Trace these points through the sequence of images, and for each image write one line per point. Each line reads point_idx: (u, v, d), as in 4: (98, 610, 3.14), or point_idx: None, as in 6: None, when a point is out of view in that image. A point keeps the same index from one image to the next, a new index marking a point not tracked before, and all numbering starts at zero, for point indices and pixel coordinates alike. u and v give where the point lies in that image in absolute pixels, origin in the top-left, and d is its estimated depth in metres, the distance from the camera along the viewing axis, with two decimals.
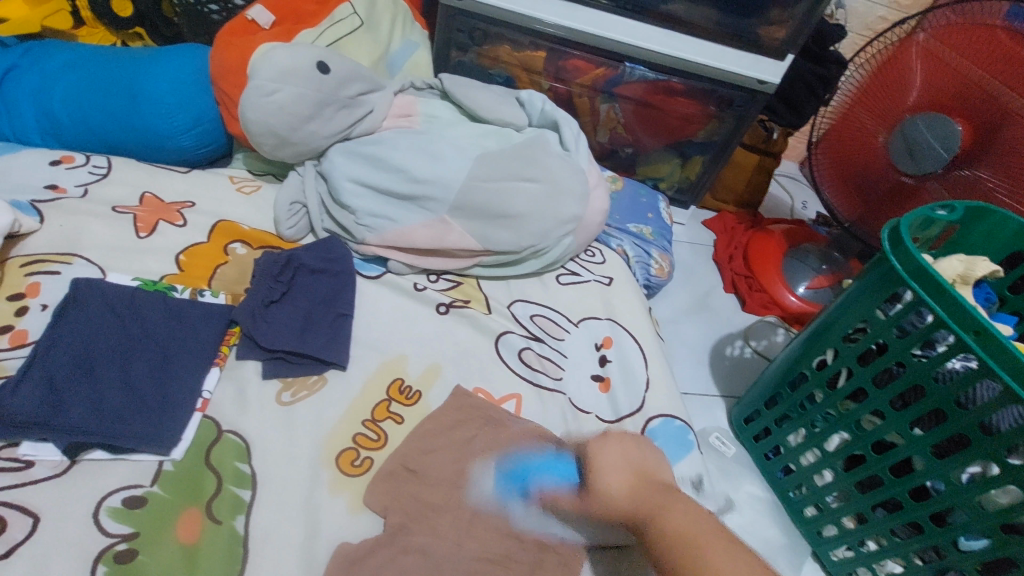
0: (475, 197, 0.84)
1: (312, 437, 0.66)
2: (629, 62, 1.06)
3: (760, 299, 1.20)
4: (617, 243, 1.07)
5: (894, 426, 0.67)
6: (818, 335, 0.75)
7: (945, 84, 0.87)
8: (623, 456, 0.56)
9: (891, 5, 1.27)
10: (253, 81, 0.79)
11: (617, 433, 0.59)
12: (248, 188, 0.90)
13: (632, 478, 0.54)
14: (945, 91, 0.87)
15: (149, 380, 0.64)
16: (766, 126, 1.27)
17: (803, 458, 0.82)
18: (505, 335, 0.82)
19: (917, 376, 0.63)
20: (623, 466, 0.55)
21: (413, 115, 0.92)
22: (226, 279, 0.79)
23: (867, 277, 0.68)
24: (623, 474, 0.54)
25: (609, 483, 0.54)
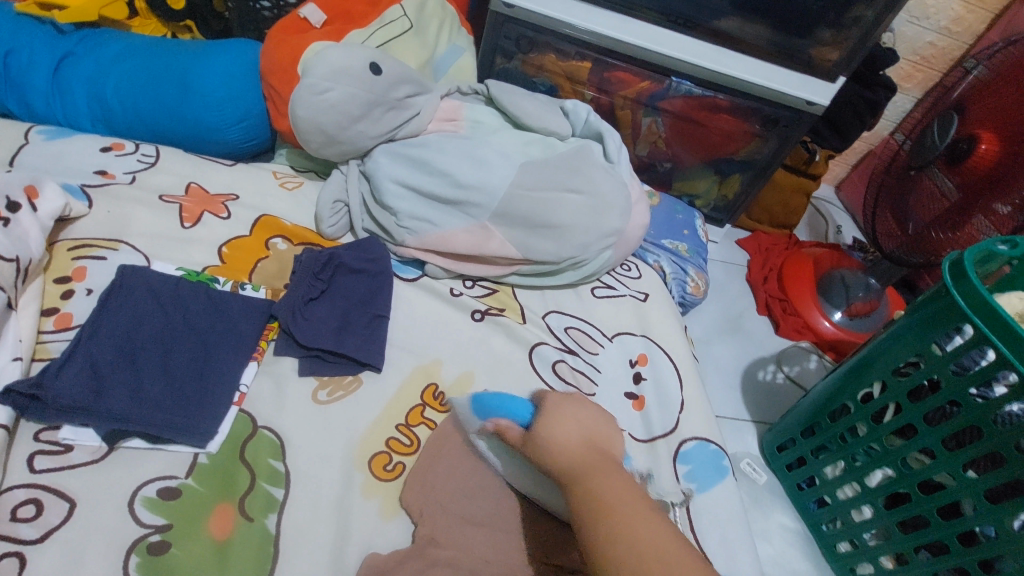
0: (517, 205, 0.83)
1: (346, 439, 0.65)
2: (675, 78, 1.05)
3: (794, 323, 1.17)
4: (653, 258, 1.05)
5: (945, 467, 0.63)
6: (865, 366, 0.73)
7: (994, 108, 0.91)
8: (583, 419, 0.53)
9: (944, 30, 1.24)
10: (307, 80, 0.79)
11: (577, 397, 0.56)
12: (291, 184, 0.91)
13: (579, 443, 0.51)
14: (992, 114, 0.91)
15: (188, 371, 0.64)
16: (809, 147, 1.22)
17: (840, 492, 0.78)
18: (539, 346, 0.81)
19: (976, 418, 0.60)
20: (577, 429, 0.52)
21: (458, 120, 0.92)
22: (266, 273, 0.79)
23: (924, 309, 0.65)
24: (572, 433, 0.51)
25: (556, 437, 0.51)
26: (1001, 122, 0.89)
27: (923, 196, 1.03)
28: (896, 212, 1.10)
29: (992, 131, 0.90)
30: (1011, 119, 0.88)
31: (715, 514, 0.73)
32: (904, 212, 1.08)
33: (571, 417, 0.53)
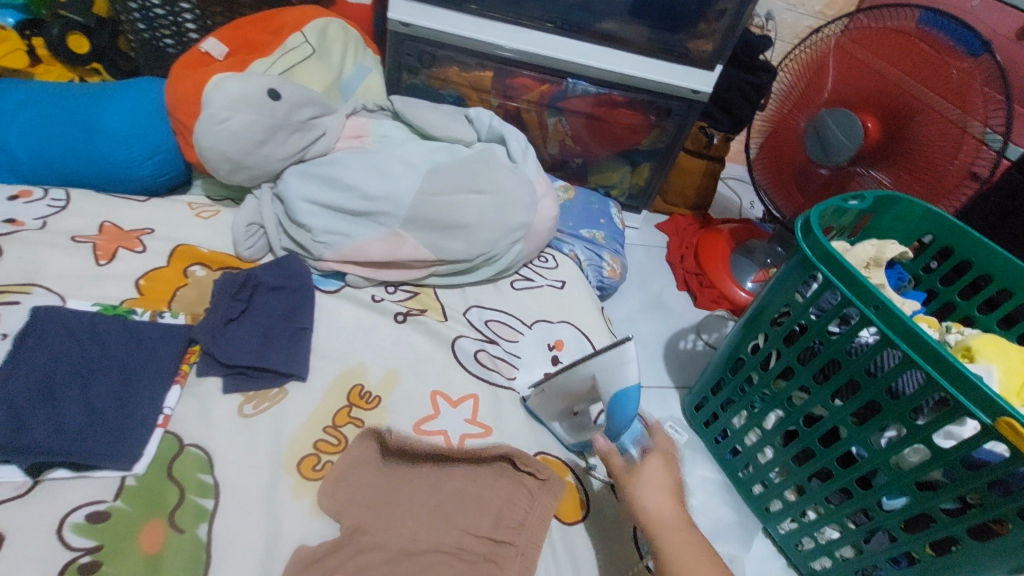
0: (426, 210, 0.88)
1: (274, 445, 0.68)
2: (572, 79, 1.14)
3: (710, 294, 1.26)
4: (569, 248, 1.12)
5: (818, 399, 0.71)
6: (751, 321, 0.81)
7: (870, 84, 0.92)
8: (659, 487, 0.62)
9: (815, 15, 1.36)
10: (206, 110, 0.82)
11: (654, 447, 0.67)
12: (207, 213, 0.93)
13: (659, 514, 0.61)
14: (874, 90, 0.92)
15: (110, 400, 0.66)
16: (707, 132, 1.33)
17: (748, 439, 0.86)
18: (459, 339, 0.86)
19: (833, 352, 0.68)
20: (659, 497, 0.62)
21: (365, 136, 0.97)
22: (186, 300, 0.81)
23: (787, 263, 0.74)
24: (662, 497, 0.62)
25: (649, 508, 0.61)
26: (884, 100, 0.91)
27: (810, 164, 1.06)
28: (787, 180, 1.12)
29: (875, 110, 0.92)
30: (892, 99, 0.90)
31: None
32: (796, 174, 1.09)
33: (653, 490, 0.62)
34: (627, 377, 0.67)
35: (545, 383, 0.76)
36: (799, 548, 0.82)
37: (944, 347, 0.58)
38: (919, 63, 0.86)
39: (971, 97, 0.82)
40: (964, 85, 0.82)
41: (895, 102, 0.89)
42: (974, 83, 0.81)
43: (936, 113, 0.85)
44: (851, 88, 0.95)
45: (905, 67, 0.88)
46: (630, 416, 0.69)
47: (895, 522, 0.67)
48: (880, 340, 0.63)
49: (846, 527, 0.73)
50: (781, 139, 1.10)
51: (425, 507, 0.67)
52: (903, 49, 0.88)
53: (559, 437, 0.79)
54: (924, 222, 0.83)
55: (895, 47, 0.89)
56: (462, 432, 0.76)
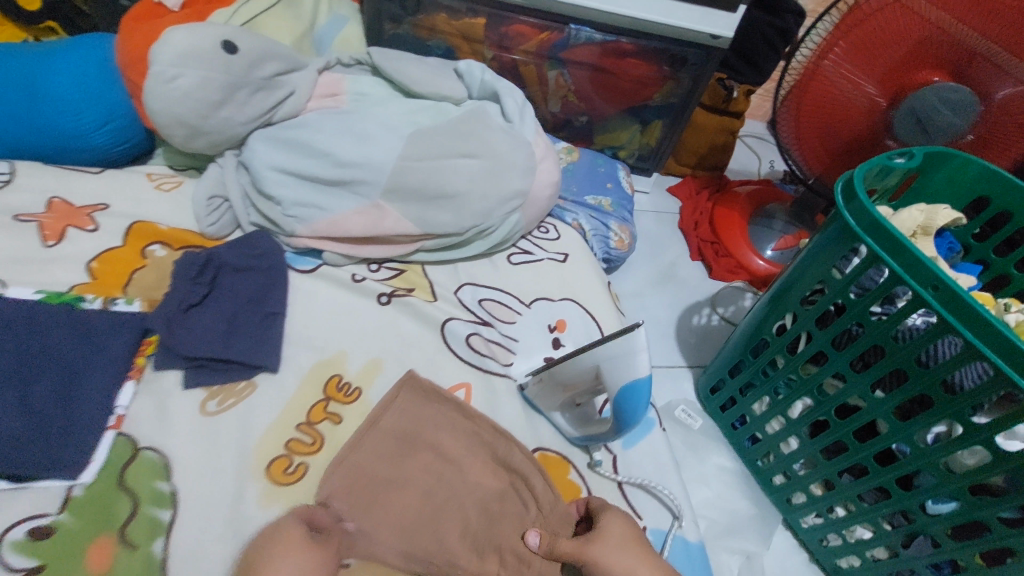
0: (409, 178, 0.78)
1: (240, 447, 0.61)
2: (574, 24, 1.00)
3: (727, 265, 1.15)
4: (572, 216, 1.02)
5: (856, 389, 0.62)
6: (777, 299, 0.71)
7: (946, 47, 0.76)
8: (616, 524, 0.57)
9: None
10: (153, 67, 0.72)
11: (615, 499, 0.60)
12: (168, 185, 0.84)
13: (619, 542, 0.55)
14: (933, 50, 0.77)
15: (53, 401, 0.58)
16: (726, 84, 1.19)
17: (769, 426, 0.78)
18: (449, 322, 0.77)
19: (876, 337, 0.59)
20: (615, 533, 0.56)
21: (340, 94, 0.86)
22: (143, 284, 0.73)
23: (825, 234, 0.63)
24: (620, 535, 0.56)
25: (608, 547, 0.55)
26: (944, 59, 0.78)
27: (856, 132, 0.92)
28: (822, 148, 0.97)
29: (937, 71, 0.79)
30: (957, 59, 0.77)
31: (643, 471, 0.71)
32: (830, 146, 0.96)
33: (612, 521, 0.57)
34: (637, 369, 0.56)
35: (544, 371, 0.67)
36: (823, 543, 0.75)
37: (1017, 336, 0.49)
38: (988, 12, 0.72)
39: None
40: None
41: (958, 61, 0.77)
42: None
43: (1001, 68, 0.75)
44: (903, 50, 0.79)
45: (970, 19, 0.73)
46: (642, 412, 0.59)
47: (939, 528, 0.59)
48: (937, 326, 0.53)
49: (880, 528, 0.66)
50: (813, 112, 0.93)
51: (421, 508, 0.63)
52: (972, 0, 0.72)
53: (561, 429, 0.71)
54: (980, 183, 0.72)
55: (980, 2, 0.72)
56: None
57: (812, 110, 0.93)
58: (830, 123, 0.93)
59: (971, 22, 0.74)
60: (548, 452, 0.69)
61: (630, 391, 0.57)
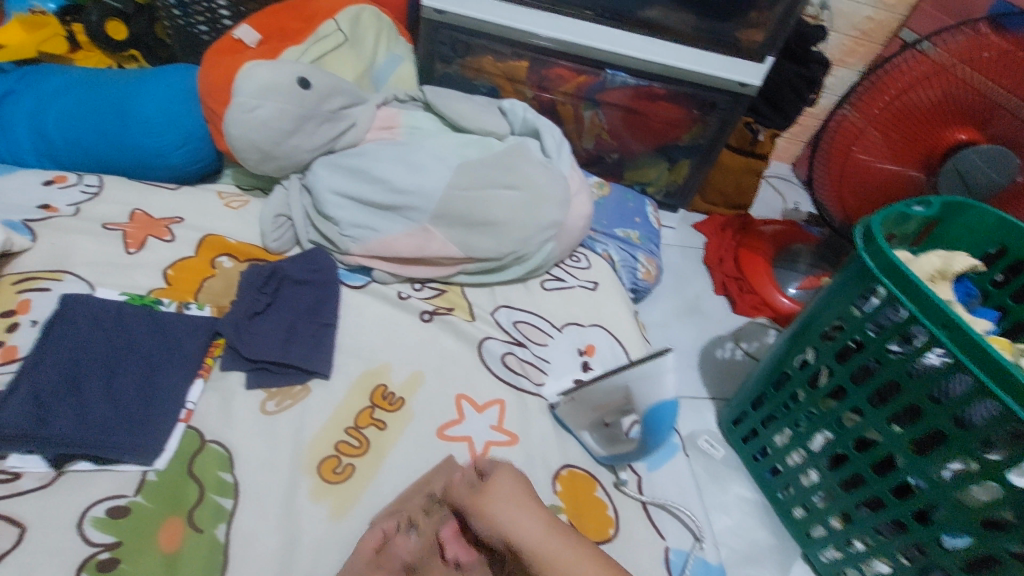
0: (455, 206, 0.85)
1: (295, 446, 0.67)
2: (610, 70, 1.08)
3: (750, 300, 1.19)
4: (603, 248, 1.07)
5: (873, 423, 0.65)
6: (797, 334, 0.75)
7: (976, 104, 0.85)
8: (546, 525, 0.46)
9: (874, 5, 1.29)
10: (236, 98, 0.81)
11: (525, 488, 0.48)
12: (236, 203, 0.92)
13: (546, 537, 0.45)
14: (964, 105, 0.86)
15: (133, 392, 0.65)
16: (752, 127, 1.25)
17: (790, 458, 0.80)
18: (485, 341, 0.82)
19: (893, 373, 0.63)
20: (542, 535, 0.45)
21: (395, 127, 0.94)
22: (212, 291, 0.80)
23: (843, 274, 0.68)
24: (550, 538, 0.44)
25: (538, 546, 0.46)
26: (971, 115, 0.86)
27: (893, 183, 0.99)
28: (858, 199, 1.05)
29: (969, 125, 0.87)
30: (985, 113, 0.85)
31: (666, 492, 0.74)
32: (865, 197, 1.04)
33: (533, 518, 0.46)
34: (665, 390, 0.60)
35: (576, 391, 0.71)
36: None
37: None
38: (1014, 73, 0.82)
39: None
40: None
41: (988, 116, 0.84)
42: None
43: None
44: (935, 107, 0.89)
45: (997, 80, 0.83)
46: (666, 431, 0.62)
47: (955, 561, 0.62)
48: (950, 363, 0.57)
49: (898, 562, 0.68)
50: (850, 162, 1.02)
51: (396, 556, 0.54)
52: (1002, 64, 0.82)
53: (589, 448, 0.74)
54: (999, 228, 0.76)
55: (1006, 67, 0.82)
56: (486, 440, 0.72)
57: (850, 163, 1.02)
58: (867, 175, 1.01)
59: (1001, 83, 0.83)
60: (577, 469, 0.73)
61: (660, 410, 0.61)
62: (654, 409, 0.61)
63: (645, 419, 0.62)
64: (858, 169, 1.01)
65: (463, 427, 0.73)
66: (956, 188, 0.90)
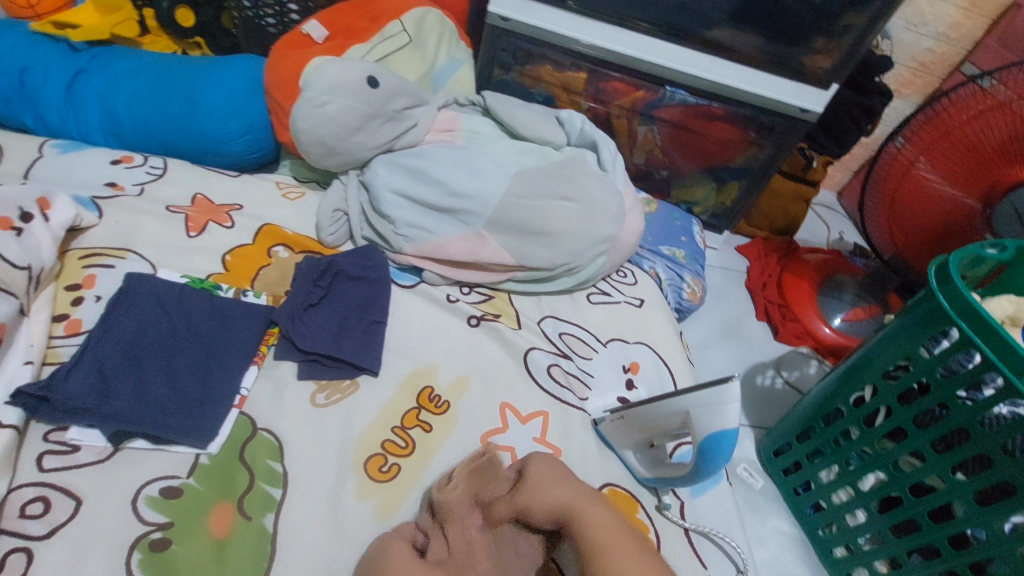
0: (511, 213, 0.85)
1: (342, 441, 0.67)
2: (669, 87, 1.07)
3: (793, 329, 1.17)
4: (650, 264, 1.06)
5: (934, 469, 0.63)
6: (856, 370, 0.73)
7: None
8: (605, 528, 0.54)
9: (940, 38, 1.26)
10: (306, 93, 0.82)
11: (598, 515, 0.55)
12: (293, 194, 0.93)
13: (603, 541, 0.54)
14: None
15: (191, 375, 0.66)
16: (806, 153, 1.22)
17: (835, 496, 0.78)
18: (531, 351, 0.82)
19: (961, 420, 0.60)
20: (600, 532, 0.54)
21: (454, 131, 0.94)
22: (268, 280, 0.81)
23: (912, 313, 0.66)
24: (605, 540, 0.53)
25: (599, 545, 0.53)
26: None
27: (947, 217, 0.96)
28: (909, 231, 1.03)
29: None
30: None
31: (708, 520, 0.72)
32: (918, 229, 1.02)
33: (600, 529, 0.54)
34: (726, 420, 0.59)
35: (626, 410, 0.70)
36: None
37: None
38: None
39: None
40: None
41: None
42: None
43: None
44: (998, 145, 0.85)
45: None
46: (721, 462, 0.61)
47: None
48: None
49: None
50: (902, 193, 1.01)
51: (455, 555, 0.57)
52: None
53: (632, 467, 0.73)
54: None
55: None
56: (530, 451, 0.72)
57: (902, 192, 1.00)
58: (919, 206, 0.99)
59: None
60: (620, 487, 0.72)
61: (719, 438, 0.60)
62: (713, 437, 0.60)
63: (700, 446, 0.61)
64: (909, 199, 1.00)
65: (507, 436, 0.72)
66: (1011, 228, 0.87)
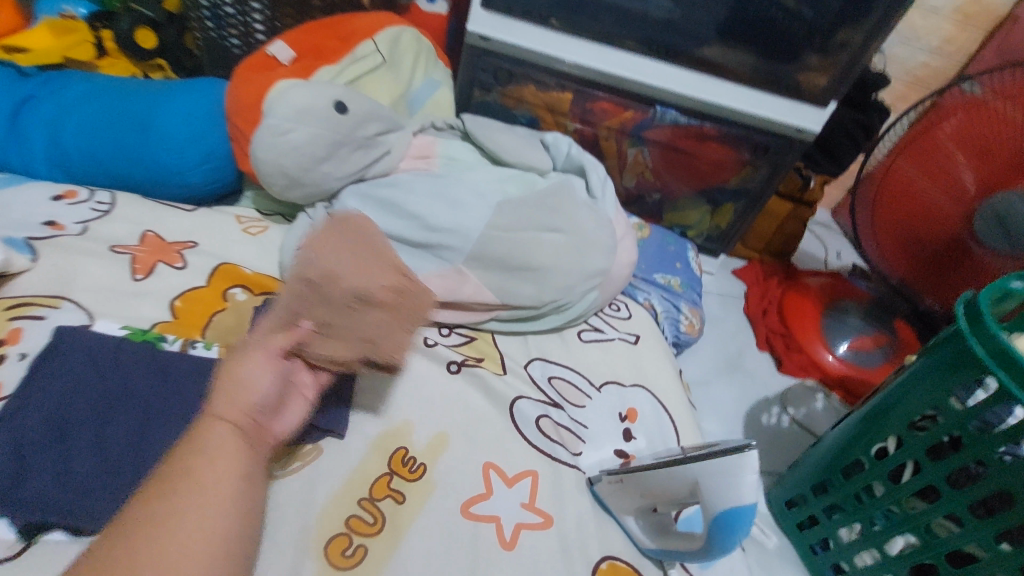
0: (495, 247, 0.78)
1: (301, 518, 0.58)
2: (660, 107, 1.02)
3: (798, 360, 1.10)
4: (644, 296, 0.99)
5: (975, 537, 0.56)
6: (876, 418, 0.66)
7: None
8: None
9: (936, 52, 1.23)
10: (267, 120, 0.74)
11: None
12: (255, 229, 0.85)
13: None
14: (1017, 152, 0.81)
15: (124, 447, 0.57)
16: (803, 172, 1.17)
17: (858, 558, 0.71)
18: (517, 401, 0.74)
19: (1005, 485, 0.54)
20: None
21: (431, 157, 0.87)
22: (220, 328, 0.72)
23: (937, 356, 0.59)
24: None
25: None
26: None
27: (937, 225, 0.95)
28: (902, 241, 1.02)
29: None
30: None
31: None
32: (909, 239, 1.01)
33: None
34: (743, 495, 0.53)
35: (624, 472, 0.62)
36: None
37: None
38: None
39: None
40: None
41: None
42: None
43: None
44: (991, 154, 0.84)
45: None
46: (736, 538, 0.54)
47: None
48: None
49: None
50: (896, 204, 0.99)
51: None
52: None
53: (634, 537, 0.65)
54: None
55: None
56: (516, 521, 0.63)
57: (892, 201, 1.00)
58: (910, 215, 0.98)
59: None
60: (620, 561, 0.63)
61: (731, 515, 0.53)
62: (722, 513, 0.53)
63: (715, 523, 0.54)
64: (901, 206, 0.99)
65: (491, 504, 0.64)
66: (998, 235, 0.85)
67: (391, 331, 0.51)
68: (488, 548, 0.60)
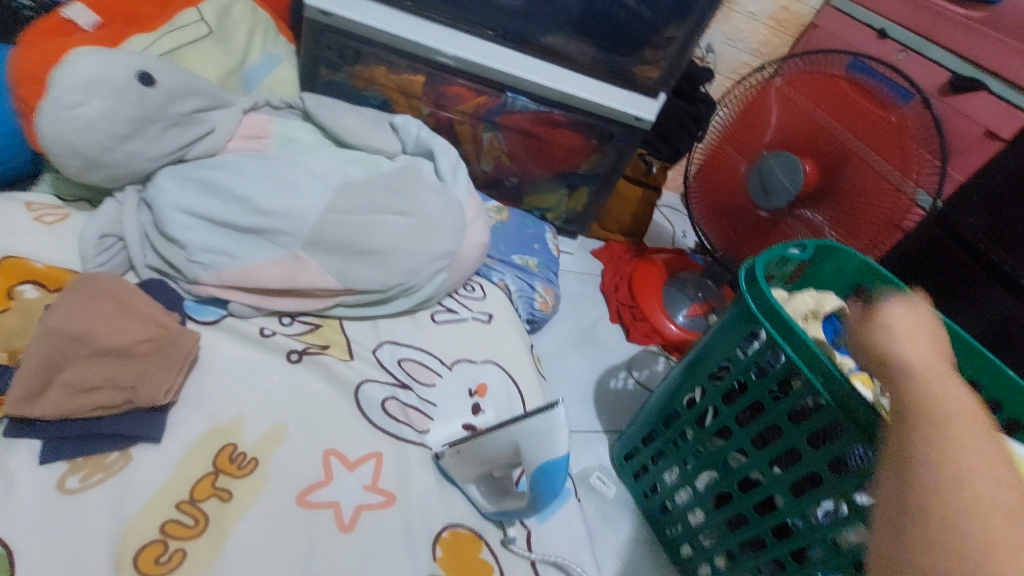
0: (334, 231, 0.76)
1: (107, 529, 0.53)
2: (511, 93, 1.04)
3: (642, 328, 1.21)
4: (499, 276, 1.02)
5: (756, 465, 0.65)
6: (689, 371, 0.75)
7: (806, 129, 0.96)
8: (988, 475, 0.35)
9: (754, 52, 1.40)
10: (49, 91, 0.64)
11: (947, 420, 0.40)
12: (51, 218, 0.75)
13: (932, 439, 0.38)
14: (797, 132, 0.98)
15: None
16: (645, 159, 1.29)
17: (678, 496, 0.80)
18: (364, 385, 0.73)
19: (774, 418, 0.63)
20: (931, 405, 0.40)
21: (265, 137, 0.83)
22: (4, 331, 0.63)
23: (727, 316, 0.69)
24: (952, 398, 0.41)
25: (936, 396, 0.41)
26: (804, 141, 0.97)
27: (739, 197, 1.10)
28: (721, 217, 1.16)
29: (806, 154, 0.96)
30: (810, 136, 0.96)
31: (557, 547, 0.70)
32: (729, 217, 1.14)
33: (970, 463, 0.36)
34: (555, 448, 0.57)
35: (463, 443, 0.64)
36: None
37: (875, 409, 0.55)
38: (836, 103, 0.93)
39: (910, 156, 0.85)
40: (902, 145, 0.86)
41: (825, 149, 0.94)
42: (904, 135, 0.85)
43: (851, 155, 0.90)
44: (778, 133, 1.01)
45: (827, 110, 0.93)
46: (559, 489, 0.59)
47: None
48: (824, 411, 0.58)
49: None
50: (716, 180, 1.14)
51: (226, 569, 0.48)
52: (823, 93, 0.95)
53: (476, 504, 0.68)
54: (858, 275, 0.82)
55: (826, 94, 0.94)
56: (357, 503, 0.63)
57: (714, 179, 1.15)
58: (725, 191, 1.13)
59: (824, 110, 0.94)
60: (462, 528, 0.66)
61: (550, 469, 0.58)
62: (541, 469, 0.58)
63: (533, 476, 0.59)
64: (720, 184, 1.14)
65: (330, 491, 0.62)
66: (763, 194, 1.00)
67: (148, 374, 0.61)
68: (324, 535, 0.59)
